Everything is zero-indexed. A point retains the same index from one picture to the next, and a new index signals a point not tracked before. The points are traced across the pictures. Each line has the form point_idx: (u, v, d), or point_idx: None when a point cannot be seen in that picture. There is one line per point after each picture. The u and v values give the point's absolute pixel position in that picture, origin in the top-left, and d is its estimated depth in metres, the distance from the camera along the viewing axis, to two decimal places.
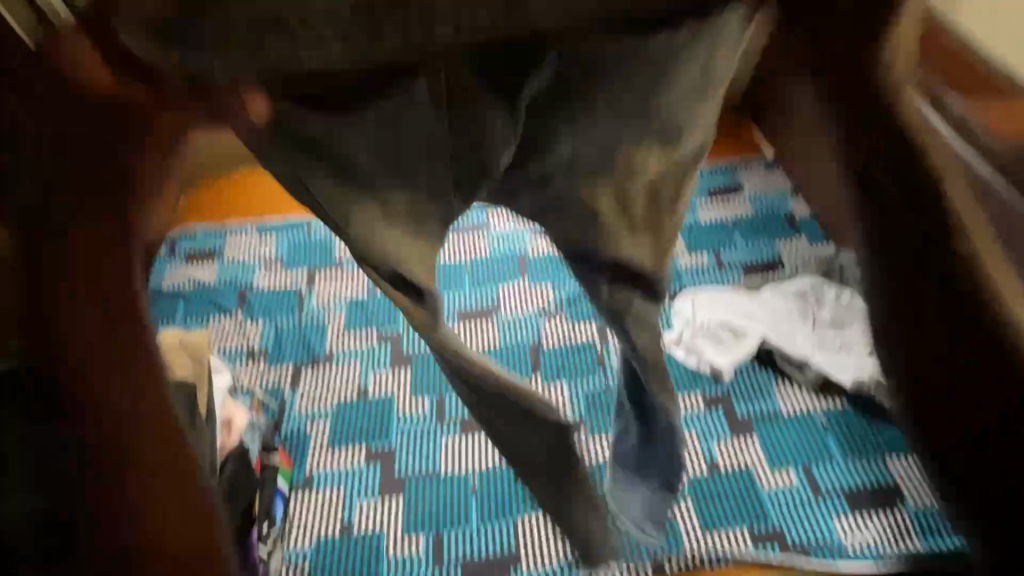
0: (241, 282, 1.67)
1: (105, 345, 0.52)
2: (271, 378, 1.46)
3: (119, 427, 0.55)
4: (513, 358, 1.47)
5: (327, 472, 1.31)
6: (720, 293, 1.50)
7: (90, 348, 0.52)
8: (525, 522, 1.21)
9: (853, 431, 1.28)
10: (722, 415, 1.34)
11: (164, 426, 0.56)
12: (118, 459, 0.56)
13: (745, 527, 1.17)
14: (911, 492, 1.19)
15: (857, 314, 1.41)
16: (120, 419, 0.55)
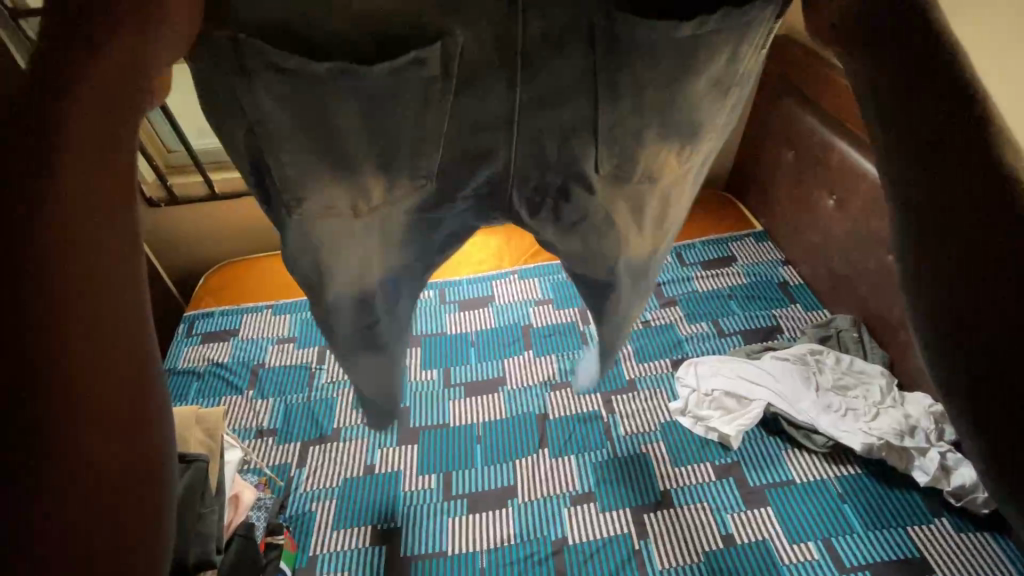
0: (254, 360, 1.72)
1: (78, 240, 0.39)
2: (279, 455, 1.46)
3: (119, 347, 0.40)
4: (520, 431, 1.47)
5: (331, 554, 1.27)
6: (721, 360, 1.53)
7: (84, 241, 0.39)
8: None
9: (870, 498, 1.25)
10: (733, 485, 1.32)
11: (133, 364, 0.41)
12: (83, 388, 0.38)
13: None
14: (939, 564, 1.14)
15: (857, 379, 1.42)
16: (124, 339, 0.41)
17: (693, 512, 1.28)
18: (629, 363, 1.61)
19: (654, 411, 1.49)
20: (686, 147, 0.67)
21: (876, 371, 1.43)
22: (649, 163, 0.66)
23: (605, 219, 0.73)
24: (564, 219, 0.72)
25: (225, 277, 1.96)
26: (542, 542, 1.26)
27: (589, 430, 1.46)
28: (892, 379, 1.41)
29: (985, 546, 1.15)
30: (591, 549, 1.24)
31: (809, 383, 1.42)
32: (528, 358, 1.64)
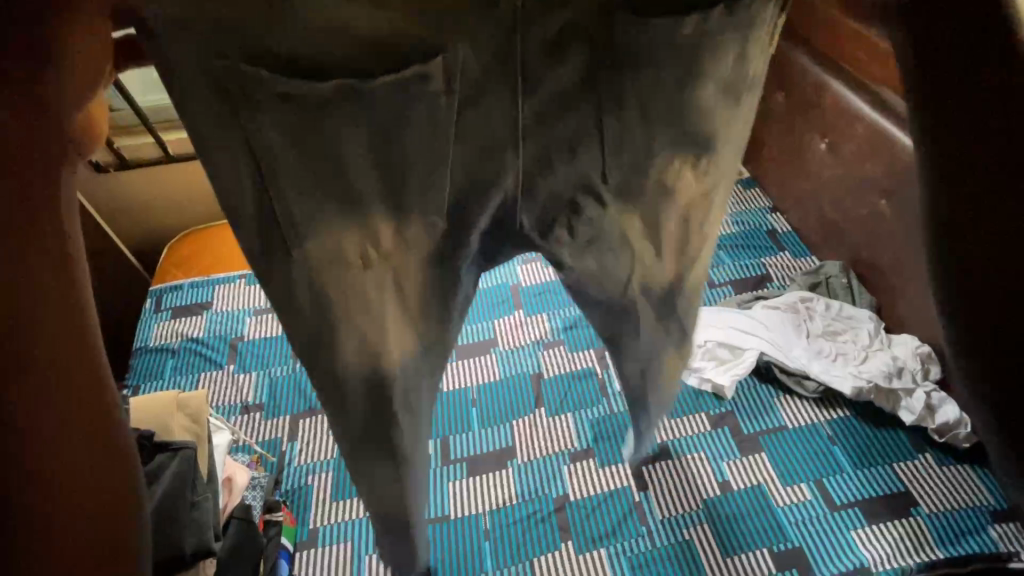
0: (231, 334, 1.64)
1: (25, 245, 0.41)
2: (268, 430, 1.42)
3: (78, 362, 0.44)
4: (516, 393, 1.46)
5: (332, 526, 1.25)
6: (713, 312, 1.53)
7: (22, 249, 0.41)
8: (544, 562, 1.18)
9: (859, 439, 1.29)
10: (728, 434, 1.34)
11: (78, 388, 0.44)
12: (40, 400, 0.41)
13: (764, 547, 1.16)
14: (924, 497, 1.19)
15: (847, 325, 1.44)
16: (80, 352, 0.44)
17: (690, 463, 1.30)
18: None
19: None
20: (701, 156, 0.64)
21: (865, 315, 1.45)
22: (660, 172, 0.64)
23: (621, 236, 0.71)
24: (580, 237, 0.69)
25: (187, 251, 1.82)
26: (543, 501, 1.27)
27: (585, 389, 1.46)
28: (880, 323, 1.43)
29: (966, 478, 1.21)
30: (593, 504, 1.26)
31: (800, 331, 1.43)
32: (519, 319, 1.61)
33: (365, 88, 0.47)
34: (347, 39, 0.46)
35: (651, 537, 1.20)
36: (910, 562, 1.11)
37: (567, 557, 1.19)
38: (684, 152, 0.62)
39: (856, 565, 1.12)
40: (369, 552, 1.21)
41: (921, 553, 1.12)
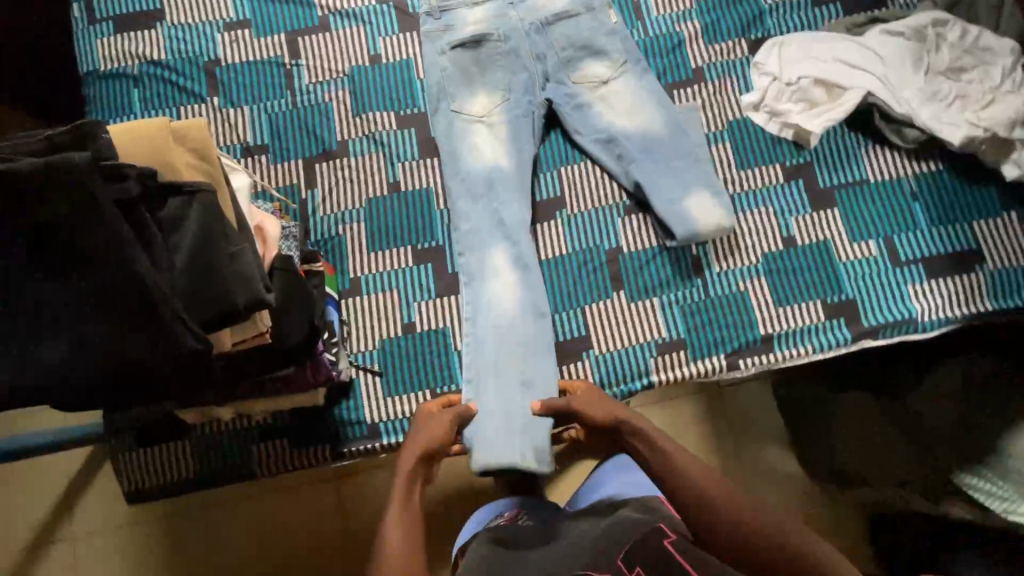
0: (202, 55, 1.28)
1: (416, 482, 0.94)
2: (280, 176, 1.23)
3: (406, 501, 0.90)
4: (566, 141, 1.26)
5: (374, 275, 1.19)
6: (816, 41, 1.22)
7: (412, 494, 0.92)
8: (596, 308, 1.17)
9: (944, 194, 1.18)
10: (802, 187, 1.21)
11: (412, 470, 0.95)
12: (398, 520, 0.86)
13: (819, 299, 1.15)
14: (992, 254, 1.15)
15: (979, 60, 1.17)
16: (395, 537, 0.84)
17: (757, 217, 1.20)
18: (694, 47, 1.29)
19: (723, 106, 1.25)
20: (695, 196, 1.17)
21: (1006, 47, 1.16)
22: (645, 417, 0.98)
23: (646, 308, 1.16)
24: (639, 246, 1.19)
25: None
26: (596, 253, 1.20)
27: (665, 146, 1.20)
28: (1021, 58, 1.16)
29: None
30: (649, 257, 1.19)
31: (919, 65, 1.16)
32: (568, 45, 1.27)
33: (583, 210, 1.22)
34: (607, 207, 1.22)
35: (708, 288, 1.17)
36: (960, 312, 1.13)
37: (619, 306, 1.17)
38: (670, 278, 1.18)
39: (905, 317, 1.14)
40: (417, 301, 1.18)
41: (971, 307, 1.13)
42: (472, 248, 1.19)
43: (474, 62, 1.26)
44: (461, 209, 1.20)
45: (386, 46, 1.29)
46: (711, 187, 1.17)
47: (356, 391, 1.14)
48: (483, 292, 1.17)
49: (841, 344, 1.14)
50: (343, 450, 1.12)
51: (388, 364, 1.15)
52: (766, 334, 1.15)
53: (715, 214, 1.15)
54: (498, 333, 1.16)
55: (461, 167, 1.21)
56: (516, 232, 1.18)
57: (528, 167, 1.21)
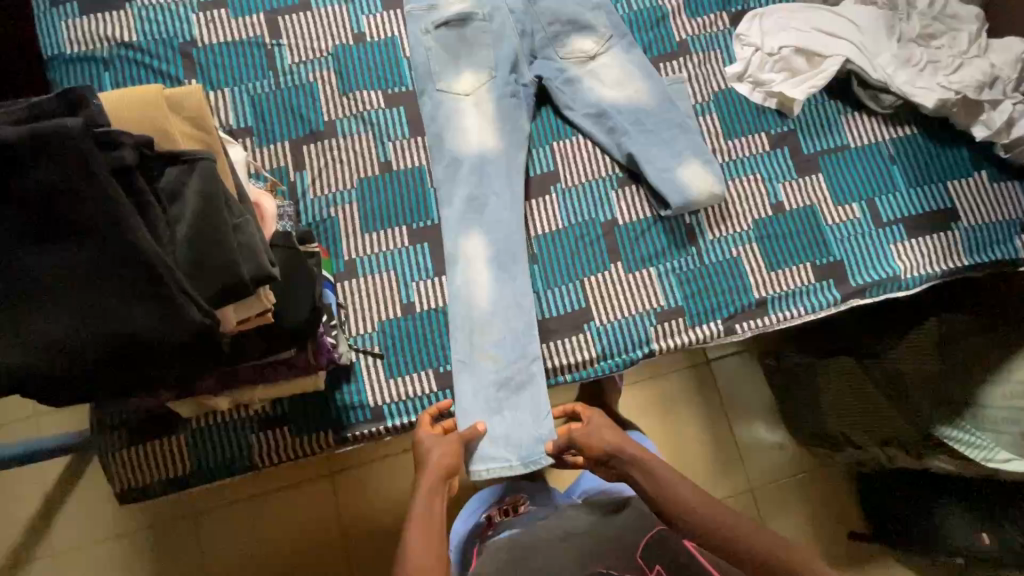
0: (178, 36, 1.23)
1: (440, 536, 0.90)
2: (265, 159, 1.19)
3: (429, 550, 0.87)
4: (557, 116, 1.26)
5: (370, 257, 1.17)
6: (795, 12, 1.26)
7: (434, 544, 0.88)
8: (595, 280, 1.18)
9: (919, 157, 1.23)
10: (787, 155, 1.24)
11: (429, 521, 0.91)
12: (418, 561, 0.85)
13: (808, 262, 1.19)
14: (965, 212, 1.21)
15: (948, 27, 1.22)
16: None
17: (746, 184, 1.22)
18: (678, 20, 1.31)
19: (708, 77, 1.28)
20: (687, 164, 1.18)
21: (971, 15, 1.22)
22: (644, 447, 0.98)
23: (641, 278, 1.18)
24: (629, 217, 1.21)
25: None
26: (591, 226, 1.21)
27: (655, 118, 1.22)
28: (985, 24, 1.21)
29: (1011, 195, 1.21)
30: (643, 227, 1.20)
31: (892, 33, 1.21)
32: (554, 20, 1.27)
33: (573, 184, 1.23)
34: (598, 179, 1.23)
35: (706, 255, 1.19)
36: (939, 268, 1.19)
37: (618, 277, 1.18)
38: (663, 250, 1.19)
39: (889, 274, 1.18)
40: (415, 281, 1.16)
41: (950, 264, 1.19)
42: (461, 227, 1.17)
43: (460, 41, 1.24)
44: (450, 189, 1.18)
45: (370, 23, 1.27)
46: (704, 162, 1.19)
47: (358, 374, 1.12)
48: (477, 279, 1.15)
49: (832, 303, 1.18)
50: (347, 434, 1.10)
51: (388, 346, 1.13)
52: (760, 298, 1.18)
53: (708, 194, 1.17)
54: (493, 322, 1.14)
55: (451, 149, 1.19)
56: (508, 211, 1.17)
57: (521, 144, 1.21)
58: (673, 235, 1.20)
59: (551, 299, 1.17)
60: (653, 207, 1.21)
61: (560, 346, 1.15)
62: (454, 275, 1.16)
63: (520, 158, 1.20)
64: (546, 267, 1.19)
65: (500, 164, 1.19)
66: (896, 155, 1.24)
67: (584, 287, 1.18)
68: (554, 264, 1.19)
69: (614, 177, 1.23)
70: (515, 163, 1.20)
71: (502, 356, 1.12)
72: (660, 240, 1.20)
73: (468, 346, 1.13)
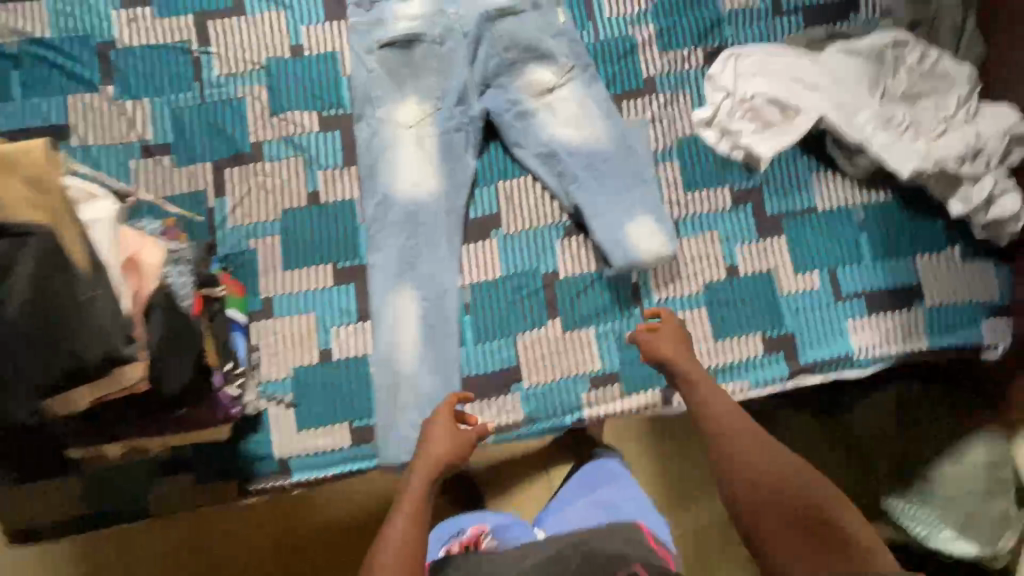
0: (95, 36, 1.12)
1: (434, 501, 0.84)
2: (184, 181, 1.10)
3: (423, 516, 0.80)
4: (506, 153, 1.16)
5: (292, 296, 1.10)
6: (775, 55, 1.14)
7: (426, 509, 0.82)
8: (528, 338, 1.11)
9: (890, 227, 1.14)
10: (749, 213, 1.15)
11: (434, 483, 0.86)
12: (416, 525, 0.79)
13: (758, 332, 1.12)
14: (932, 290, 1.13)
15: (938, 86, 1.11)
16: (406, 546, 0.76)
17: (700, 244, 1.14)
18: (648, 53, 1.19)
19: (673, 121, 1.17)
20: (640, 220, 1.10)
21: (964, 74, 1.09)
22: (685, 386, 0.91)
23: (578, 339, 1.11)
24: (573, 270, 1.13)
25: None
26: (531, 277, 1.13)
27: (611, 163, 1.12)
28: (976, 86, 1.10)
29: (983, 274, 1.13)
30: (586, 283, 1.12)
31: (875, 89, 1.10)
32: (511, 44, 1.15)
33: (515, 232, 1.14)
34: (543, 227, 1.14)
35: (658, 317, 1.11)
36: (896, 349, 1.11)
37: (553, 336, 1.11)
38: (604, 310, 1.12)
39: (842, 353, 1.11)
40: (336, 326, 1.09)
41: (909, 345, 1.12)
42: (389, 272, 1.09)
43: (405, 64, 1.14)
44: (382, 230, 1.10)
45: (310, 35, 1.15)
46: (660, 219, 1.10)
47: (266, 424, 1.07)
48: (402, 331, 1.08)
49: (777, 380, 1.11)
50: (249, 487, 1.06)
51: (302, 395, 1.07)
52: (702, 368, 1.11)
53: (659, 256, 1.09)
54: (415, 379, 1.07)
55: (385, 188, 1.11)
56: (441, 260, 1.10)
57: (462, 185, 1.13)
58: (616, 295, 1.12)
59: (480, 355, 1.10)
60: (597, 263, 1.13)
61: (483, 406, 1.08)
62: (377, 324, 1.08)
63: (460, 204, 1.12)
64: (478, 319, 1.11)
65: (437, 208, 1.11)
66: (866, 222, 1.15)
67: (515, 345, 1.11)
68: (486, 317, 1.11)
69: (559, 227, 1.14)
70: (454, 207, 1.12)
71: (423, 415, 1.06)
72: (601, 299, 1.12)
73: (390, 409, 1.07)
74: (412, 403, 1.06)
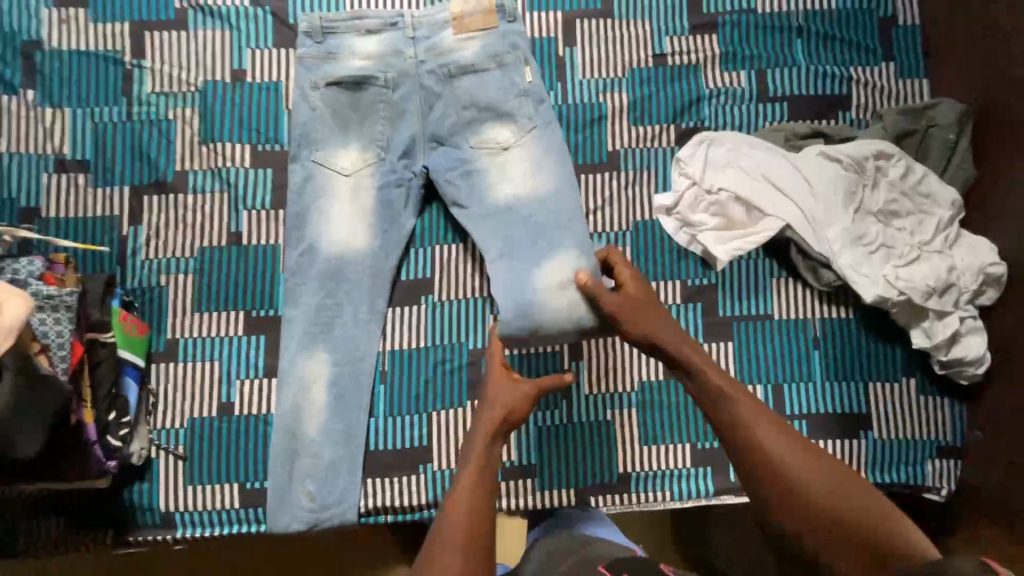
0: (21, 34, 1.04)
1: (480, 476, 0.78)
2: (97, 204, 1.02)
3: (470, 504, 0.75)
4: (448, 215, 1.09)
5: (197, 340, 1.02)
6: (750, 147, 1.06)
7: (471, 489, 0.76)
8: (444, 417, 1.03)
9: (846, 347, 1.07)
10: (699, 312, 1.07)
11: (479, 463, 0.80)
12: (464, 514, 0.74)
13: (690, 442, 1.05)
14: (880, 421, 1.05)
15: (918, 207, 1.03)
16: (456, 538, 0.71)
17: None
18: (617, 125, 1.11)
19: (632, 202, 1.09)
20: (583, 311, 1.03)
21: (947, 198, 1.03)
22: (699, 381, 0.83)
23: None
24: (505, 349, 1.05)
25: None
26: (457, 351, 1.05)
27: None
28: (959, 213, 1.03)
29: (937, 411, 1.06)
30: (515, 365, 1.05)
31: (850, 201, 1.02)
32: (468, 104, 1.06)
33: (447, 302, 1.06)
34: (477, 300, 1.06)
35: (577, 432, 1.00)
36: None
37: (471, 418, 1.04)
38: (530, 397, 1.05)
39: None
40: (240, 379, 1.02)
41: None
42: (303, 330, 1.01)
43: (351, 106, 1.05)
44: (303, 283, 1.02)
45: (255, 61, 1.07)
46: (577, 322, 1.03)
47: (153, 474, 0.99)
48: (309, 395, 1.00)
49: (702, 496, 1.04)
50: (130, 538, 0.97)
51: (194, 448, 1.00)
52: (624, 473, 1.04)
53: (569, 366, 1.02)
54: (314, 449, 0.99)
55: (311, 238, 1.02)
56: (361, 323, 1.02)
57: (396, 245, 1.04)
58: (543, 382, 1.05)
59: (392, 428, 1.03)
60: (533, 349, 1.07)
61: (383, 485, 1.01)
62: (281, 383, 1.00)
63: (390, 264, 1.04)
64: (393, 390, 1.04)
65: (363, 266, 1.03)
66: (822, 339, 1.07)
67: (427, 424, 1.03)
68: (402, 388, 1.04)
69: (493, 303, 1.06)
70: (382, 266, 1.03)
71: (318, 488, 0.98)
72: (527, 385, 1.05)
73: (284, 477, 0.99)
74: (309, 475, 0.98)
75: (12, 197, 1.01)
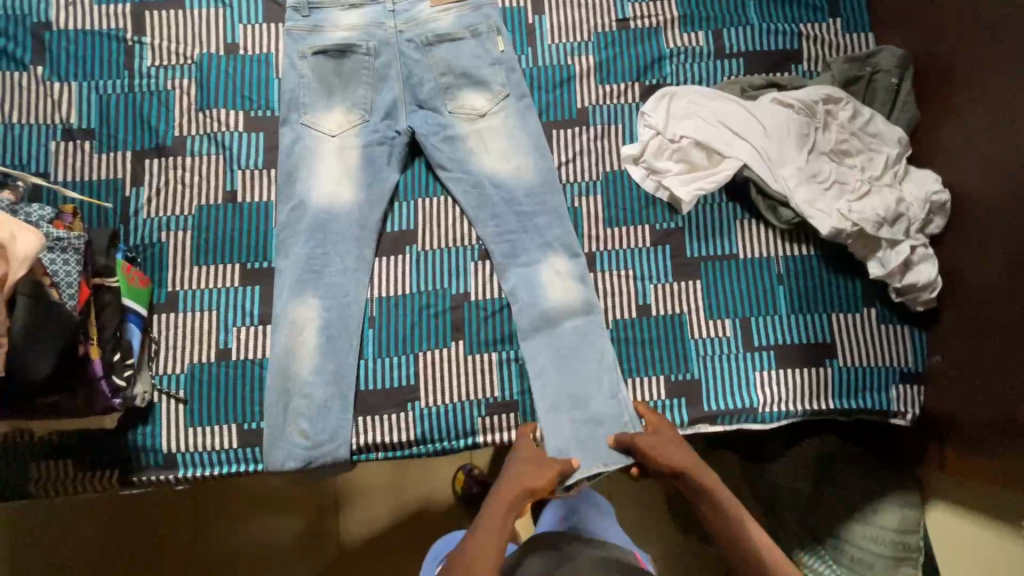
0: (30, 15, 1.13)
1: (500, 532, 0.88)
2: (101, 167, 1.10)
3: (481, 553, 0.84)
4: (430, 171, 1.16)
5: (195, 292, 1.08)
6: (708, 99, 1.14)
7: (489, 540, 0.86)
8: (429, 357, 1.09)
9: (809, 281, 1.13)
10: (667, 254, 1.14)
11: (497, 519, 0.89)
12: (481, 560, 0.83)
13: (663, 375, 1.10)
14: (844, 349, 1.11)
15: (866, 147, 1.11)
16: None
17: (614, 279, 1.13)
18: (585, 84, 1.19)
19: (601, 154, 1.17)
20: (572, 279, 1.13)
21: (893, 137, 1.11)
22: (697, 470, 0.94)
23: (479, 363, 1.09)
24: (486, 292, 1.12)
25: None
26: (440, 296, 1.11)
27: (530, 194, 1.12)
28: (904, 151, 1.11)
29: (898, 339, 1.11)
30: (496, 308, 1.11)
31: (803, 142, 1.09)
32: (446, 69, 1.14)
33: (429, 250, 1.13)
34: (457, 248, 1.13)
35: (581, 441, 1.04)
36: (801, 406, 1.10)
37: (456, 357, 1.09)
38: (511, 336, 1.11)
39: (745, 406, 1.09)
40: (236, 327, 1.08)
41: (815, 402, 1.10)
42: (295, 278, 1.07)
43: (336, 72, 1.13)
44: (295, 236, 1.09)
45: (247, 35, 1.16)
46: (572, 348, 1.08)
47: (156, 417, 1.04)
48: (302, 339, 1.06)
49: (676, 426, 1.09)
50: (133, 479, 1.03)
51: (194, 393, 1.06)
52: None
53: (569, 376, 1.07)
54: (307, 388, 1.05)
55: (302, 194, 1.10)
56: (349, 272, 1.08)
57: (381, 199, 1.12)
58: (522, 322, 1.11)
59: (380, 369, 1.09)
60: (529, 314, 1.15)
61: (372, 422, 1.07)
62: (275, 329, 1.07)
63: (375, 216, 1.11)
64: (381, 333, 1.10)
65: (350, 220, 1.10)
66: (784, 274, 1.13)
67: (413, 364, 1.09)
68: (389, 331, 1.10)
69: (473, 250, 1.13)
70: (367, 219, 1.10)
71: (312, 425, 1.04)
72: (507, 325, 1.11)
73: (279, 416, 1.04)
74: (302, 413, 1.04)
75: (23, 162, 1.09)
